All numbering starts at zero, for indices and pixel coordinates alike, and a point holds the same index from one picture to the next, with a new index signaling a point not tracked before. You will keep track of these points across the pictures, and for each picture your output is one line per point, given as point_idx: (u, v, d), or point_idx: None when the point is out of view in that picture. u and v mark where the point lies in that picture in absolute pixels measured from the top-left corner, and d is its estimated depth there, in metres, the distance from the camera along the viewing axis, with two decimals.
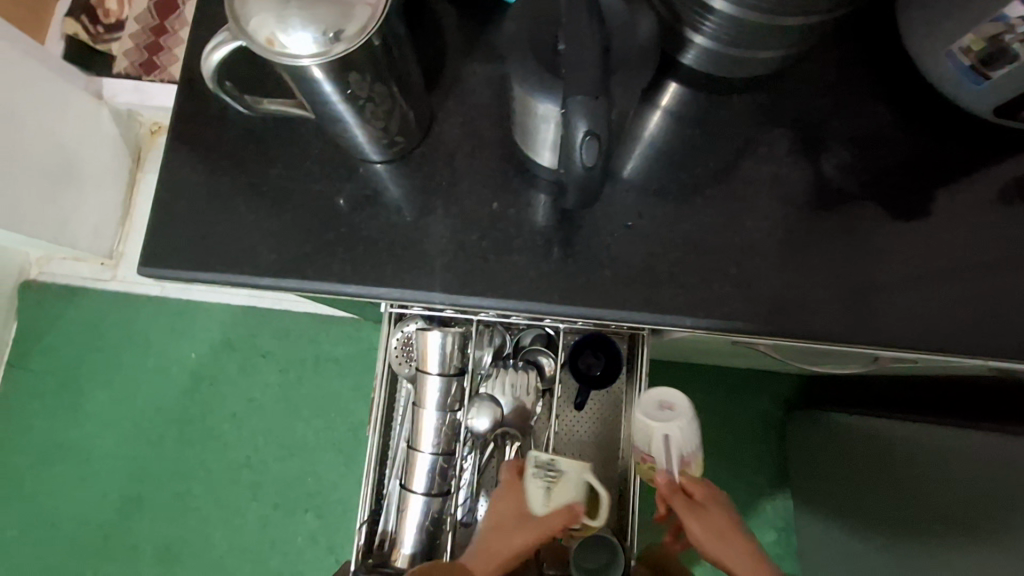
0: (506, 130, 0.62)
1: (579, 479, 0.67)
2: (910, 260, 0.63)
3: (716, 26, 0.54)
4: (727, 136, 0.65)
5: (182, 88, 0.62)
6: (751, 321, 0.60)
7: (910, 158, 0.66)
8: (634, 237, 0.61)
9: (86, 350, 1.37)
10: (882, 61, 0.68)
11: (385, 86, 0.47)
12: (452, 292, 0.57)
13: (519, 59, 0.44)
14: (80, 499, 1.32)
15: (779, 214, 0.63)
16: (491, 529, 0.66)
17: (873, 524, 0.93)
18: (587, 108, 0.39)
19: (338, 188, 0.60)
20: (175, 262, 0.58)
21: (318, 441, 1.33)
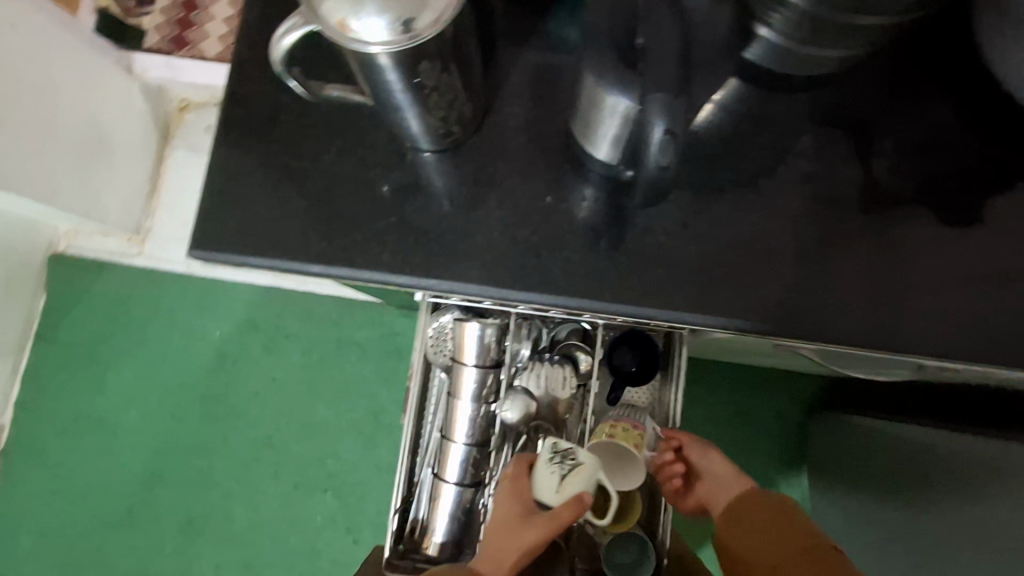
0: (559, 121, 0.60)
1: (593, 474, 0.65)
2: (966, 268, 0.61)
3: (786, 21, 0.52)
4: (784, 135, 0.63)
5: (232, 68, 0.61)
6: (800, 325, 0.59)
7: (970, 164, 0.63)
8: (686, 236, 0.60)
9: (113, 324, 1.38)
10: (945, 61, 0.66)
11: (450, 75, 0.47)
12: (500, 285, 0.57)
13: (594, 53, 0.43)
14: (105, 471, 1.35)
15: (832, 216, 0.61)
16: (498, 530, 0.67)
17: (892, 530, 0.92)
18: (666, 106, 0.38)
19: (387, 176, 0.59)
20: (224, 246, 0.58)
21: (338, 423, 1.34)
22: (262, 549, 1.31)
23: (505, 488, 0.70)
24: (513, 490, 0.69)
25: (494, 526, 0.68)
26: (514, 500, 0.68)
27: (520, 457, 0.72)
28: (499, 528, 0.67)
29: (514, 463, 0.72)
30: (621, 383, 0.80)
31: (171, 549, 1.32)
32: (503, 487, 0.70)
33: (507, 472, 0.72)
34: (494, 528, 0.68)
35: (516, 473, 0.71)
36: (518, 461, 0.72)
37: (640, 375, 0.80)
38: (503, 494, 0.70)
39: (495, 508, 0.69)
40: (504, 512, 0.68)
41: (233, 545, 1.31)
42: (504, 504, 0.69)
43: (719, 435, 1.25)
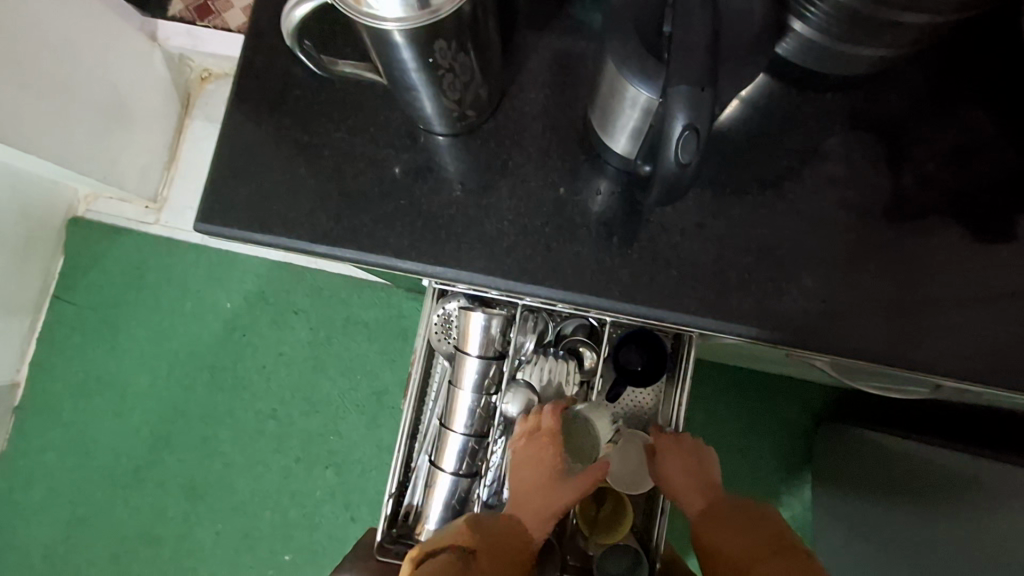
0: (576, 110, 0.58)
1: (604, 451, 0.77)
2: (996, 286, 0.58)
3: (825, 14, 0.49)
4: (811, 137, 0.60)
5: (248, 38, 0.60)
6: (814, 335, 0.57)
7: (1008, 177, 0.60)
8: (703, 237, 0.57)
9: (127, 290, 1.39)
10: (987, 65, 0.62)
11: (467, 56, 0.45)
12: (507, 277, 0.56)
13: (619, 40, 0.41)
14: (113, 433, 1.37)
15: (856, 223, 0.59)
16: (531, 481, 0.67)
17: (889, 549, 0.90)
18: (690, 100, 0.36)
19: (400, 157, 0.58)
20: (230, 221, 0.57)
21: (342, 401, 1.34)
22: (262, 521, 1.33)
23: (539, 437, 0.69)
24: (551, 442, 0.69)
25: (521, 481, 0.68)
26: (551, 454, 0.69)
27: (554, 406, 0.72)
28: (531, 481, 0.67)
29: (548, 412, 0.71)
30: (622, 382, 0.80)
31: (174, 513, 1.34)
32: (536, 438, 0.70)
33: (539, 423, 0.70)
34: (523, 480, 0.68)
35: (555, 425, 0.70)
36: (553, 410, 0.71)
37: (643, 373, 0.80)
38: (537, 444, 0.69)
39: (523, 458, 0.69)
40: (536, 465, 0.68)
41: (233, 514, 1.33)
42: (537, 456, 0.68)
43: (723, 440, 1.23)
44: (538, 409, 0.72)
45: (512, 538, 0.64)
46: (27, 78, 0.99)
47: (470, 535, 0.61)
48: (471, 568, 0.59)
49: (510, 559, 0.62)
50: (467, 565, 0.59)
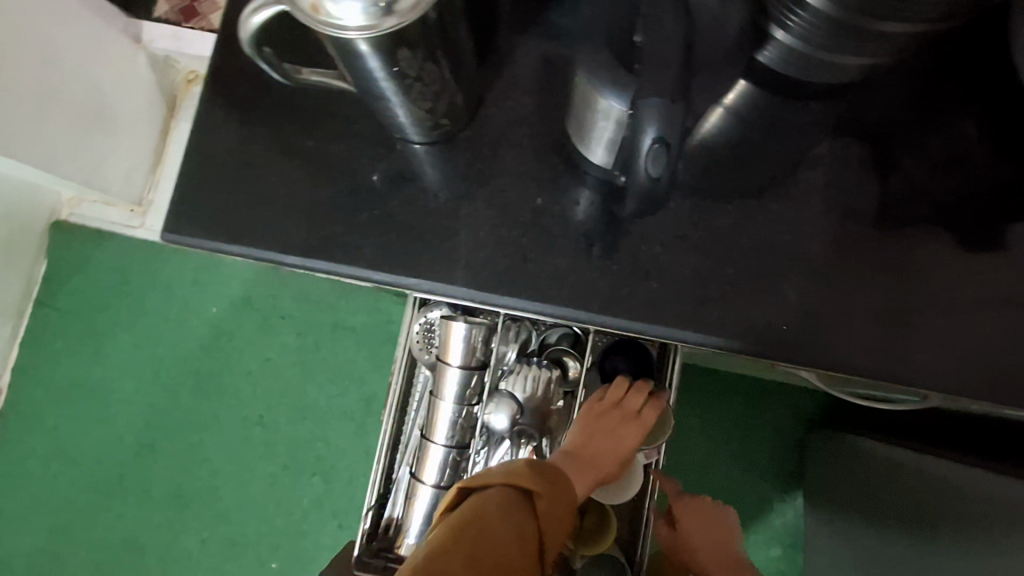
0: (556, 118, 0.57)
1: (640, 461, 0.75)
2: (983, 297, 0.57)
3: (805, 24, 0.48)
4: (795, 145, 0.59)
5: (220, 43, 0.58)
6: (797, 348, 0.56)
7: (994, 185, 0.59)
8: (685, 247, 0.56)
9: (111, 295, 1.37)
10: (975, 70, 0.61)
11: (436, 65, 0.44)
12: (484, 289, 0.54)
13: (591, 49, 0.40)
14: (97, 440, 1.35)
15: (841, 232, 0.58)
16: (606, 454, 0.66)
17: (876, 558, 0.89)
18: (661, 112, 0.35)
19: (375, 165, 0.56)
20: (200, 231, 0.55)
21: (329, 407, 1.33)
22: (249, 529, 1.31)
23: (635, 423, 0.68)
24: (643, 432, 0.68)
25: (598, 447, 0.66)
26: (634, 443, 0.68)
27: (659, 406, 0.71)
28: (606, 452, 0.66)
29: (651, 409, 0.70)
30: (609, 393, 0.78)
31: (159, 521, 1.32)
32: (631, 420, 0.69)
33: (641, 410, 0.70)
34: (600, 447, 0.66)
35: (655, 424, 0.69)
36: (657, 412, 0.70)
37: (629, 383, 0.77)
38: (630, 426, 0.68)
39: (610, 428, 0.68)
40: (618, 442, 0.67)
41: (219, 522, 1.31)
42: (623, 436, 0.67)
43: (713, 447, 1.22)
44: (642, 398, 0.70)
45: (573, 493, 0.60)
46: (8, 82, 0.98)
47: (529, 476, 0.57)
48: (528, 510, 0.55)
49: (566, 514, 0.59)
50: (524, 507, 0.55)
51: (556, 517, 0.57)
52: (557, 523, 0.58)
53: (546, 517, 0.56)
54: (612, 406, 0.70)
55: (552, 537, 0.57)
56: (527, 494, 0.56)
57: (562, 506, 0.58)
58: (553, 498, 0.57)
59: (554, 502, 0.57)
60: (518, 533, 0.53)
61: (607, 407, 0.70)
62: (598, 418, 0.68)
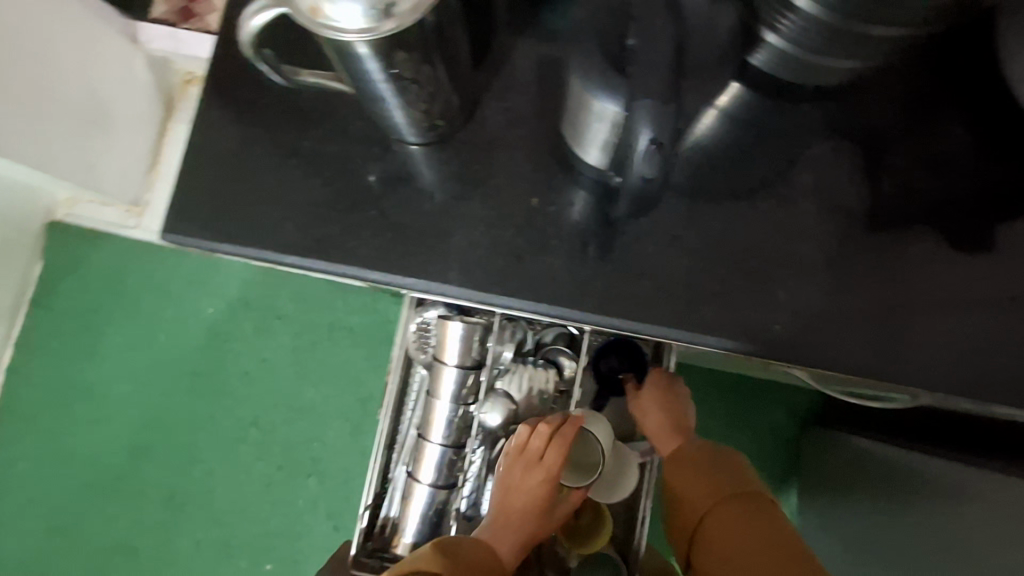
0: (551, 119, 0.58)
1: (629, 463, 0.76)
2: (972, 296, 0.58)
3: (796, 28, 0.49)
4: (786, 147, 0.60)
5: (218, 45, 0.59)
6: (789, 348, 0.56)
7: (984, 186, 0.60)
8: (677, 248, 0.57)
9: (107, 295, 1.37)
10: (962, 72, 0.62)
11: (432, 67, 0.44)
12: (479, 289, 0.55)
13: (584, 52, 0.41)
14: (92, 441, 1.35)
15: (832, 233, 0.59)
16: (518, 507, 0.68)
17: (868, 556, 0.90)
18: (653, 113, 0.35)
19: (371, 165, 0.57)
20: (197, 230, 0.56)
21: (325, 408, 1.33)
22: (244, 530, 1.31)
23: (538, 470, 0.67)
24: (550, 475, 0.67)
25: (512, 504, 0.68)
26: (546, 487, 0.68)
27: (565, 438, 0.67)
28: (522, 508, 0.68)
29: (555, 446, 0.67)
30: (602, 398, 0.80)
31: (153, 522, 1.32)
32: (536, 467, 0.68)
33: (543, 453, 0.67)
34: (511, 503, 0.68)
35: (559, 465, 0.66)
36: (561, 449, 0.67)
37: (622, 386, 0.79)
38: (536, 474, 0.68)
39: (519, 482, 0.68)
40: (528, 493, 0.68)
41: (214, 524, 1.31)
42: (530, 485, 0.68)
43: None
44: (543, 437, 0.67)
45: (488, 561, 0.65)
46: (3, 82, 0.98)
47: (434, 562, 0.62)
48: None
49: None
50: None
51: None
52: None
53: None
54: (517, 455, 0.69)
55: None
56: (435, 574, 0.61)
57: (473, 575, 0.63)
58: (458, 574, 0.62)
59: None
60: None
61: (514, 456, 0.69)
62: (507, 473, 0.69)
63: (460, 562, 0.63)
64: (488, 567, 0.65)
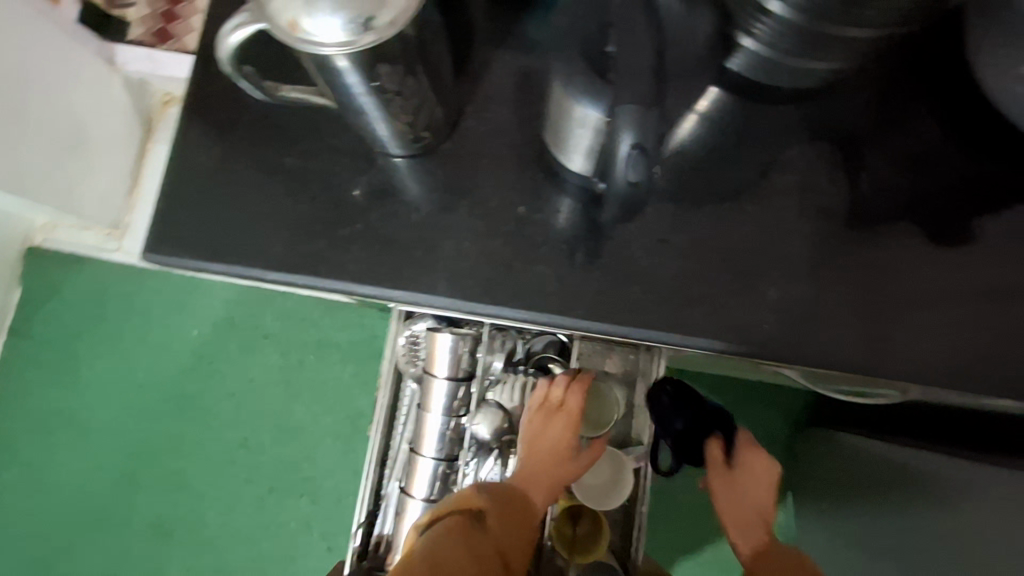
0: (534, 128, 0.58)
1: (622, 469, 0.76)
2: (954, 289, 0.59)
3: (772, 31, 0.50)
4: (768, 149, 0.61)
5: (197, 63, 0.58)
6: (779, 347, 0.57)
7: (961, 182, 0.62)
8: (664, 251, 0.57)
9: (89, 320, 1.35)
10: (933, 71, 0.64)
11: (415, 79, 0.44)
12: (469, 298, 0.55)
13: (566, 59, 0.41)
14: (75, 471, 1.31)
15: (816, 232, 0.59)
16: (544, 455, 0.66)
17: (868, 554, 0.90)
18: (636, 118, 0.36)
19: (357, 180, 0.57)
20: (180, 250, 0.55)
21: (316, 427, 1.31)
22: (236, 556, 1.28)
23: (559, 416, 0.67)
24: (571, 421, 0.67)
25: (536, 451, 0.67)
26: (568, 432, 0.67)
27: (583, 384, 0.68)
28: (547, 454, 0.66)
29: (576, 390, 0.68)
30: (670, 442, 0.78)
31: (142, 552, 1.28)
32: (558, 413, 0.68)
33: (563, 399, 0.68)
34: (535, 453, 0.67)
35: (579, 408, 0.67)
36: (580, 393, 0.67)
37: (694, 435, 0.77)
38: (558, 419, 0.68)
39: (541, 429, 0.68)
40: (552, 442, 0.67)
41: (205, 551, 1.28)
42: (554, 433, 0.67)
43: None
44: (563, 385, 0.68)
45: (520, 503, 0.63)
46: None
47: (473, 498, 0.62)
48: (478, 527, 0.59)
49: (520, 522, 0.62)
50: (473, 526, 0.59)
51: (508, 524, 0.61)
52: (512, 534, 0.61)
53: (499, 532, 0.60)
54: (540, 405, 0.69)
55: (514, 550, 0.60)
56: (476, 515, 0.60)
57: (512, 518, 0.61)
58: (495, 511, 0.61)
59: (500, 513, 0.61)
60: (472, 553, 0.56)
61: (535, 409, 0.69)
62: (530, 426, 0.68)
63: (499, 500, 0.62)
64: (521, 507, 0.63)
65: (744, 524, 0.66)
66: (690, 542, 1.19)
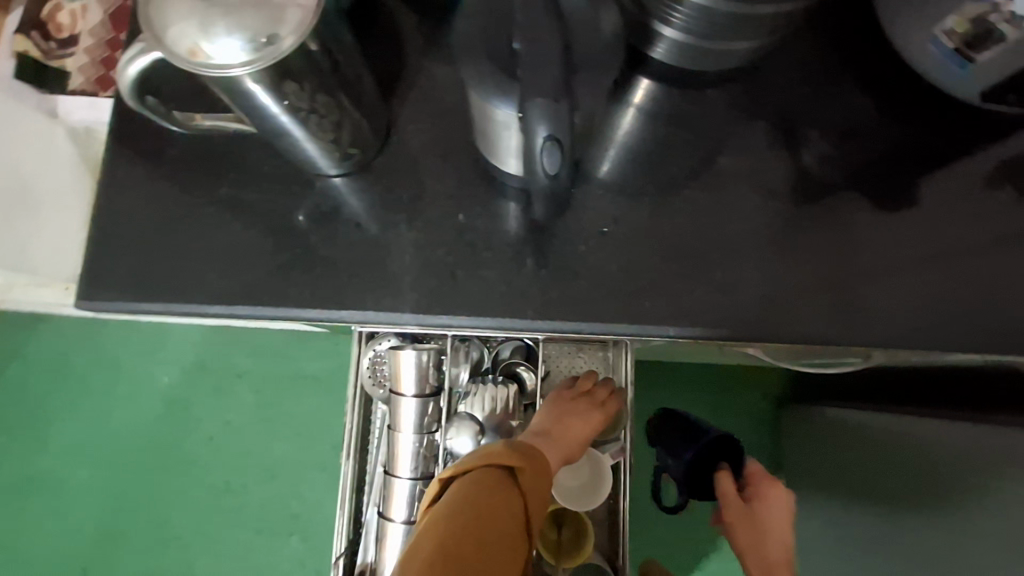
0: (469, 135, 0.58)
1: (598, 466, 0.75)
2: (898, 250, 0.60)
3: (687, 17, 0.51)
4: (703, 133, 0.62)
5: (118, 105, 0.57)
6: (735, 326, 0.57)
7: (894, 146, 0.63)
8: (611, 243, 0.57)
9: (52, 380, 1.30)
10: (853, 42, 0.65)
11: (329, 96, 0.44)
12: (420, 311, 0.54)
13: (477, 61, 0.41)
14: (51, 537, 1.26)
15: (758, 209, 0.60)
16: (575, 433, 0.69)
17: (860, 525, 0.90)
18: (547, 110, 0.36)
19: (294, 204, 0.56)
20: (118, 294, 0.53)
21: (299, 461, 1.28)
22: None
23: (598, 409, 0.72)
24: (606, 418, 0.73)
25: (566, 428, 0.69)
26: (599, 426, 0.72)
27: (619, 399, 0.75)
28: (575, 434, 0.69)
29: (615, 398, 0.75)
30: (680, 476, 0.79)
31: None
32: (597, 407, 0.73)
33: (601, 400, 0.74)
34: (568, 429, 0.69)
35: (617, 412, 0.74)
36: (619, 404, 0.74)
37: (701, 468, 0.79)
38: (595, 412, 0.72)
39: (575, 412, 0.71)
40: (585, 423, 0.70)
41: None
42: (590, 417, 0.71)
43: None
44: (605, 392, 0.74)
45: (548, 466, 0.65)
46: None
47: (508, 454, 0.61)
48: (512, 485, 0.59)
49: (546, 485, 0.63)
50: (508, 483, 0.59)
51: (538, 487, 0.62)
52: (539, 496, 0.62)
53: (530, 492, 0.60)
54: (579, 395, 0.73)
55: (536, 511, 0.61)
56: (508, 470, 0.60)
57: (544, 478, 0.62)
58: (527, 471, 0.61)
59: (534, 474, 0.61)
60: (507, 509, 0.57)
61: (575, 394, 0.73)
62: (566, 405, 0.71)
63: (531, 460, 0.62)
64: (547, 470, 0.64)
65: (768, 561, 0.67)
66: (688, 537, 1.17)
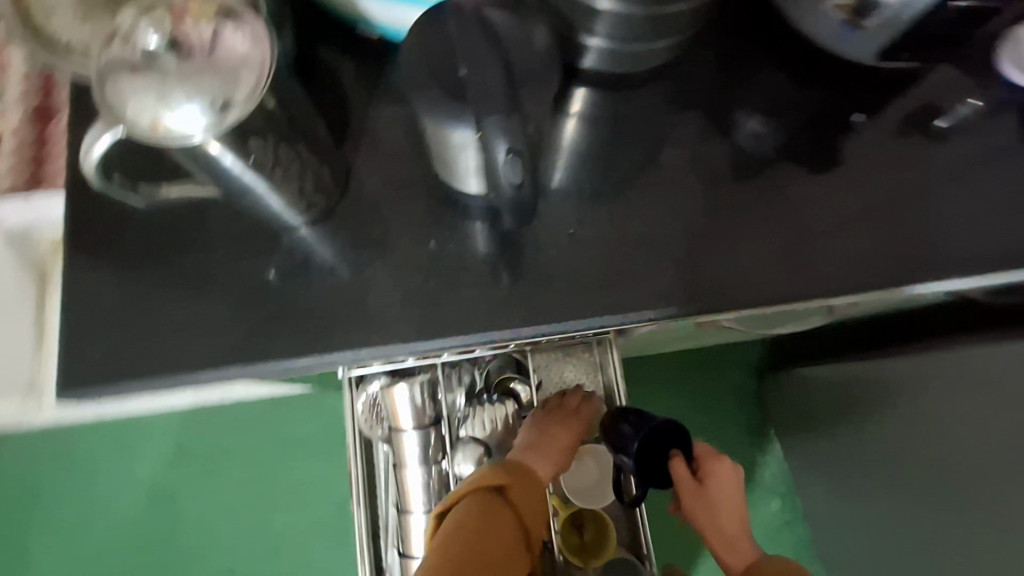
0: (425, 166, 0.60)
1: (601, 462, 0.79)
2: (838, 206, 0.65)
3: (608, 26, 0.55)
4: (642, 130, 0.66)
5: (70, 194, 0.57)
6: (708, 301, 0.60)
7: (814, 114, 0.68)
8: (578, 245, 0.60)
9: (23, 496, 1.23)
10: (759, 28, 0.71)
11: (289, 146, 0.46)
12: (408, 342, 0.55)
13: (426, 94, 0.43)
14: None
15: (705, 190, 0.64)
16: (559, 443, 0.71)
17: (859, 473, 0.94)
18: (501, 127, 0.39)
19: (266, 261, 0.56)
20: (102, 381, 0.53)
21: (302, 528, 1.24)
22: None
23: (575, 418, 0.74)
24: (584, 424, 0.74)
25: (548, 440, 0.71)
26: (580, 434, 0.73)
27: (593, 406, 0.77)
28: (558, 445, 0.71)
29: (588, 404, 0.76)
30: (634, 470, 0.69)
31: None
32: (574, 416, 0.74)
33: (576, 410, 0.75)
34: (554, 439, 0.71)
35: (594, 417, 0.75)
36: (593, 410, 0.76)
37: (654, 454, 0.69)
38: (573, 421, 0.74)
39: (554, 425, 0.72)
40: (568, 433, 0.72)
41: None
42: (571, 427, 0.73)
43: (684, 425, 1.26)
44: (577, 399, 0.76)
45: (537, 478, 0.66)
46: None
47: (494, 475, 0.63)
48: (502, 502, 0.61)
49: (538, 497, 0.64)
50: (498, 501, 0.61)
51: (530, 500, 0.63)
52: (533, 508, 0.63)
53: (520, 505, 0.62)
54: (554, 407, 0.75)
55: (533, 522, 0.63)
56: (497, 490, 0.62)
57: (533, 490, 0.64)
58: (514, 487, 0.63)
59: (521, 488, 0.63)
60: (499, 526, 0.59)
61: (550, 409, 0.75)
62: (544, 420, 0.73)
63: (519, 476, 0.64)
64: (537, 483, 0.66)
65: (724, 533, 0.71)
66: None
